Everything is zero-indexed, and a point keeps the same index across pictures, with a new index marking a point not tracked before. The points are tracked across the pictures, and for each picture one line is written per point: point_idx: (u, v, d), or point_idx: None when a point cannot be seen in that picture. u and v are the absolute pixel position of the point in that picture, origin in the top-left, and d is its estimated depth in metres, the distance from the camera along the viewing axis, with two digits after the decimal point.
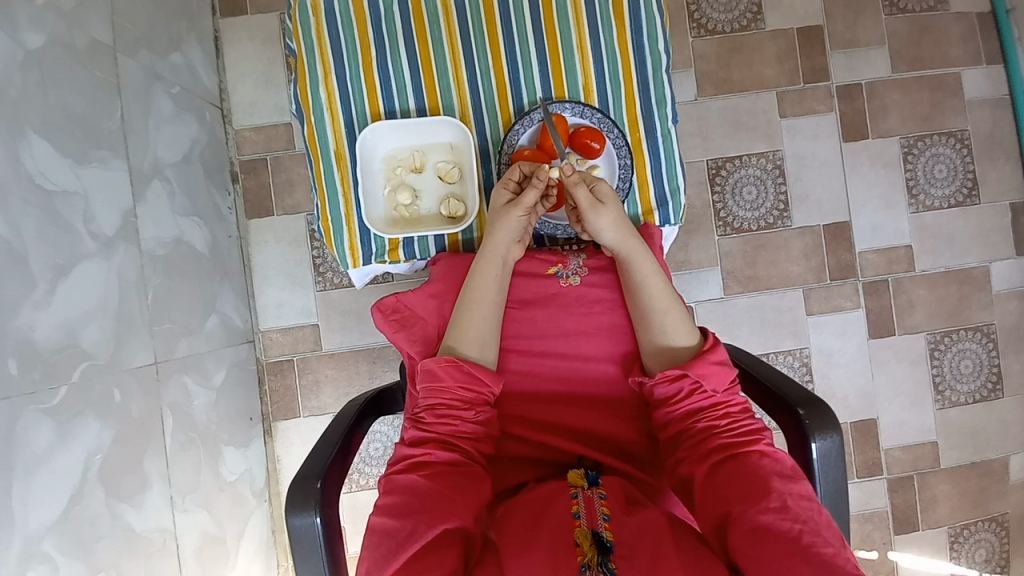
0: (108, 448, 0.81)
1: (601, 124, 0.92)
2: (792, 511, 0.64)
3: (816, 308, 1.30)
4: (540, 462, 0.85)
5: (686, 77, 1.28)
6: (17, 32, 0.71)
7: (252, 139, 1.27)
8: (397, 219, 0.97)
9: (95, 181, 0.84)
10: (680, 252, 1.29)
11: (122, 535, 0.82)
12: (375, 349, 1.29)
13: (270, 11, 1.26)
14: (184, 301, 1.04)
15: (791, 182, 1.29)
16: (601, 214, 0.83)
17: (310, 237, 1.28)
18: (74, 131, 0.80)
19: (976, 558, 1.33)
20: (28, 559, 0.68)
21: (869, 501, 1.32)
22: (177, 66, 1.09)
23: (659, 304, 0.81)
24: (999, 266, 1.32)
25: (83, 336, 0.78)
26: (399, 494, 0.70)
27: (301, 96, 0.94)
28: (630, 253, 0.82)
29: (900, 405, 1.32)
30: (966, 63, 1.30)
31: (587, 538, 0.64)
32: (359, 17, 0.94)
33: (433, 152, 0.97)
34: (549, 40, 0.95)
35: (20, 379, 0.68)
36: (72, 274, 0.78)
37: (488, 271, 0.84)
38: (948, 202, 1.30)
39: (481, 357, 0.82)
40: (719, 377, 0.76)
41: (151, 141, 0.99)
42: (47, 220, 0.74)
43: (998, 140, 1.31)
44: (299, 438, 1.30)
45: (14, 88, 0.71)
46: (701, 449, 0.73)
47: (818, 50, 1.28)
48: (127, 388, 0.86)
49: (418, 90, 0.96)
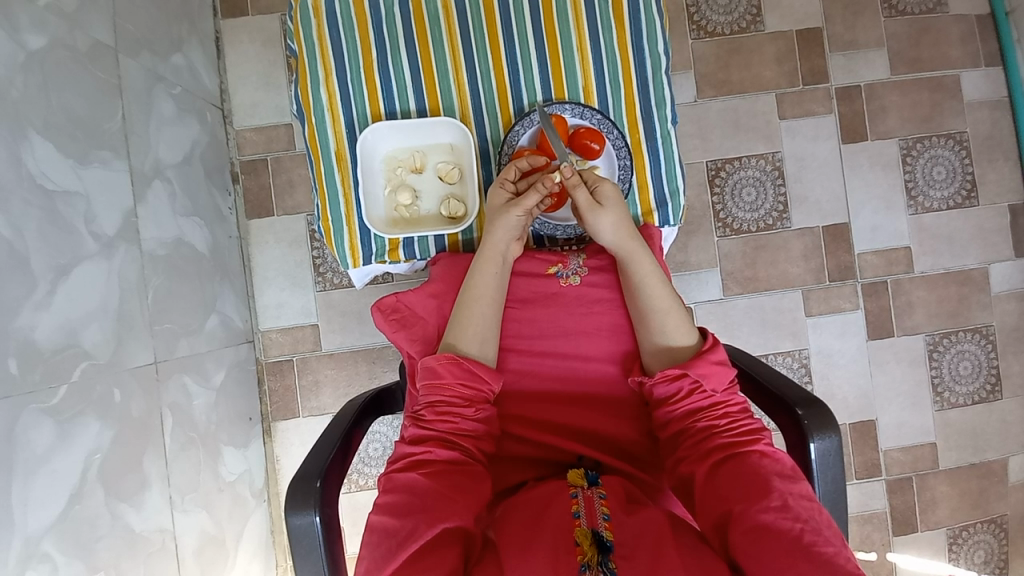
0: (108, 448, 0.81)
1: (601, 125, 0.92)
2: (793, 511, 0.64)
3: (816, 309, 1.30)
4: (540, 462, 0.85)
5: (686, 79, 1.28)
6: (17, 33, 0.71)
7: (253, 140, 1.27)
8: (397, 219, 0.97)
9: (96, 182, 0.84)
10: (679, 253, 1.29)
11: (121, 535, 0.82)
12: (375, 349, 1.29)
13: (271, 12, 1.26)
14: (184, 302, 1.04)
15: (790, 183, 1.29)
16: (600, 214, 0.83)
17: (310, 237, 1.28)
18: (75, 132, 0.80)
19: (975, 559, 1.33)
20: (28, 559, 0.68)
21: (868, 502, 1.32)
22: (178, 67, 1.09)
23: (659, 304, 0.82)
24: (998, 267, 1.32)
25: (84, 336, 0.79)
26: (399, 493, 0.70)
27: (302, 96, 0.94)
28: (629, 253, 0.83)
29: (899, 405, 1.32)
30: (965, 64, 1.30)
31: (587, 538, 0.64)
32: (359, 17, 0.94)
33: (433, 152, 0.97)
34: (549, 41, 0.95)
35: (20, 379, 0.68)
36: (73, 274, 0.78)
37: (488, 270, 0.84)
38: (947, 204, 1.31)
39: (481, 354, 0.82)
40: (718, 377, 0.76)
41: (152, 141, 0.99)
42: (49, 221, 0.74)
43: (997, 141, 1.31)
44: (299, 438, 1.30)
45: (15, 89, 0.71)
46: (701, 448, 0.74)
47: (818, 51, 1.28)
48: (127, 387, 0.86)
49: (419, 91, 0.96)
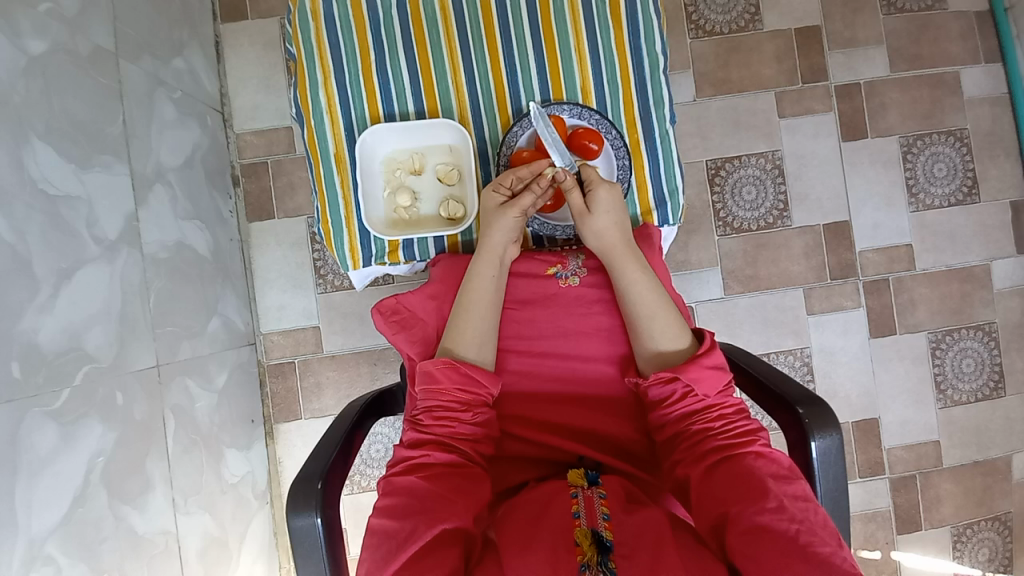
0: (113, 449, 0.82)
1: (600, 125, 0.92)
2: (789, 511, 0.64)
3: (817, 307, 1.30)
4: (540, 462, 0.85)
5: (685, 78, 1.28)
6: (18, 38, 0.72)
7: (253, 143, 1.28)
8: (397, 221, 0.98)
9: (99, 186, 0.85)
10: (680, 252, 1.29)
11: (126, 537, 0.83)
12: (377, 350, 1.29)
13: (271, 15, 1.27)
14: (186, 305, 1.04)
15: (791, 181, 1.29)
16: (588, 223, 0.85)
17: (311, 239, 1.28)
18: (78, 138, 0.81)
19: (980, 557, 1.32)
20: (33, 561, 0.68)
21: (871, 501, 1.32)
22: (179, 71, 1.10)
23: (644, 310, 0.82)
24: (1001, 264, 1.31)
25: (87, 339, 0.79)
26: (397, 496, 0.70)
27: (302, 100, 0.95)
28: (613, 263, 0.84)
29: (903, 404, 1.32)
30: (966, 60, 1.30)
31: (587, 538, 0.64)
32: (358, 21, 0.95)
33: (432, 154, 0.98)
34: (547, 43, 0.95)
35: (24, 382, 0.69)
36: (76, 277, 0.78)
37: (484, 274, 0.85)
38: (949, 201, 1.30)
39: (479, 358, 0.82)
40: (711, 380, 0.76)
41: (153, 145, 0.99)
42: (52, 225, 0.75)
43: (999, 137, 1.31)
44: (302, 440, 1.30)
45: (17, 95, 0.71)
46: (697, 450, 0.74)
47: (817, 49, 1.28)
48: (131, 390, 0.87)
49: (418, 94, 0.96)
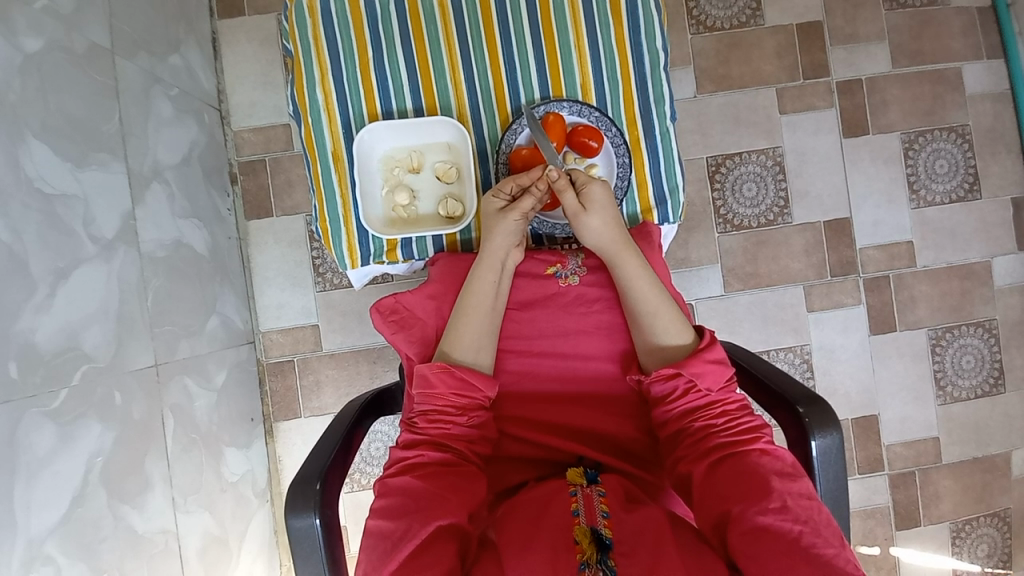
0: (111, 449, 0.81)
1: (600, 123, 0.92)
2: (793, 512, 0.64)
3: (818, 304, 1.29)
4: (540, 462, 0.85)
5: (686, 74, 1.27)
6: (15, 37, 0.71)
7: (251, 140, 1.27)
8: (395, 219, 0.97)
9: (95, 185, 0.84)
10: (680, 250, 1.29)
11: (126, 536, 0.83)
12: (376, 349, 1.29)
13: (268, 12, 1.26)
14: (184, 303, 1.04)
15: (791, 178, 1.28)
16: (586, 221, 0.84)
17: (310, 237, 1.28)
18: (74, 136, 0.81)
19: (978, 553, 1.32)
20: (32, 561, 0.68)
21: (870, 498, 1.32)
22: (175, 68, 1.09)
23: (647, 306, 0.82)
24: (1002, 261, 1.31)
25: (85, 338, 0.79)
26: (393, 496, 0.70)
27: (299, 97, 0.94)
28: (614, 259, 0.83)
29: (902, 401, 1.32)
30: (967, 56, 1.29)
31: (587, 537, 0.64)
32: (355, 16, 0.94)
33: (431, 152, 0.97)
34: (547, 39, 0.94)
35: (21, 383, 0.68)
36: (73, 276, 0.78)
37: (483, 275, 0.84)
38: (949, 198, 1.30)
39: (475, 362, 0.82)
40: (714, 376, 0.76)
41: (150, 143, 0.99)
42: (49, 224, 0.75)
43: (1000, 133, 1.30)
44: (301, 438, 1.30)
45: (13, 93, 0.71)
46: (699, 448, 0.73)
47: (818, 44, 1.27)
48: (129, 390, 0.86)
49: (415, 89, 0.95)
